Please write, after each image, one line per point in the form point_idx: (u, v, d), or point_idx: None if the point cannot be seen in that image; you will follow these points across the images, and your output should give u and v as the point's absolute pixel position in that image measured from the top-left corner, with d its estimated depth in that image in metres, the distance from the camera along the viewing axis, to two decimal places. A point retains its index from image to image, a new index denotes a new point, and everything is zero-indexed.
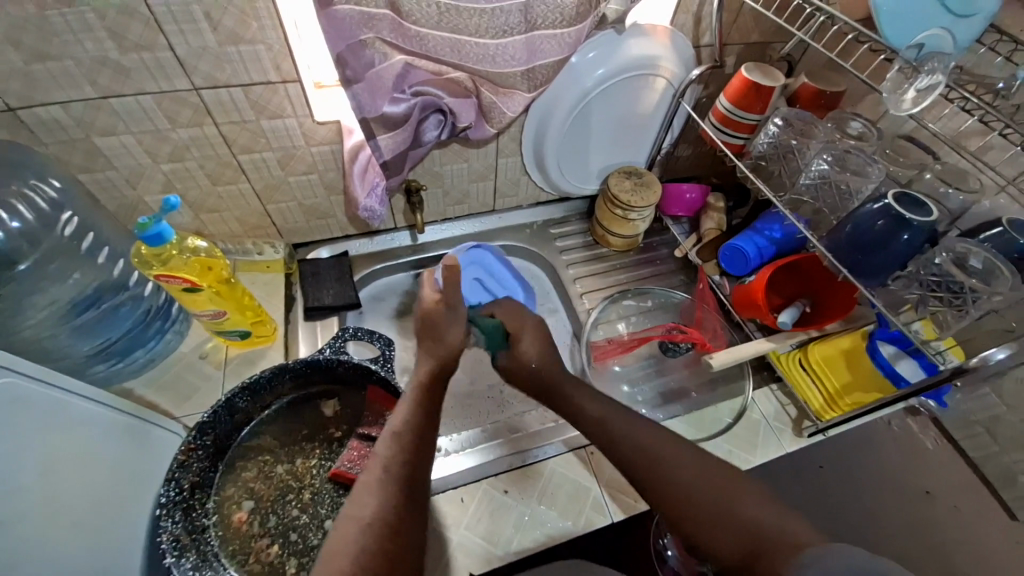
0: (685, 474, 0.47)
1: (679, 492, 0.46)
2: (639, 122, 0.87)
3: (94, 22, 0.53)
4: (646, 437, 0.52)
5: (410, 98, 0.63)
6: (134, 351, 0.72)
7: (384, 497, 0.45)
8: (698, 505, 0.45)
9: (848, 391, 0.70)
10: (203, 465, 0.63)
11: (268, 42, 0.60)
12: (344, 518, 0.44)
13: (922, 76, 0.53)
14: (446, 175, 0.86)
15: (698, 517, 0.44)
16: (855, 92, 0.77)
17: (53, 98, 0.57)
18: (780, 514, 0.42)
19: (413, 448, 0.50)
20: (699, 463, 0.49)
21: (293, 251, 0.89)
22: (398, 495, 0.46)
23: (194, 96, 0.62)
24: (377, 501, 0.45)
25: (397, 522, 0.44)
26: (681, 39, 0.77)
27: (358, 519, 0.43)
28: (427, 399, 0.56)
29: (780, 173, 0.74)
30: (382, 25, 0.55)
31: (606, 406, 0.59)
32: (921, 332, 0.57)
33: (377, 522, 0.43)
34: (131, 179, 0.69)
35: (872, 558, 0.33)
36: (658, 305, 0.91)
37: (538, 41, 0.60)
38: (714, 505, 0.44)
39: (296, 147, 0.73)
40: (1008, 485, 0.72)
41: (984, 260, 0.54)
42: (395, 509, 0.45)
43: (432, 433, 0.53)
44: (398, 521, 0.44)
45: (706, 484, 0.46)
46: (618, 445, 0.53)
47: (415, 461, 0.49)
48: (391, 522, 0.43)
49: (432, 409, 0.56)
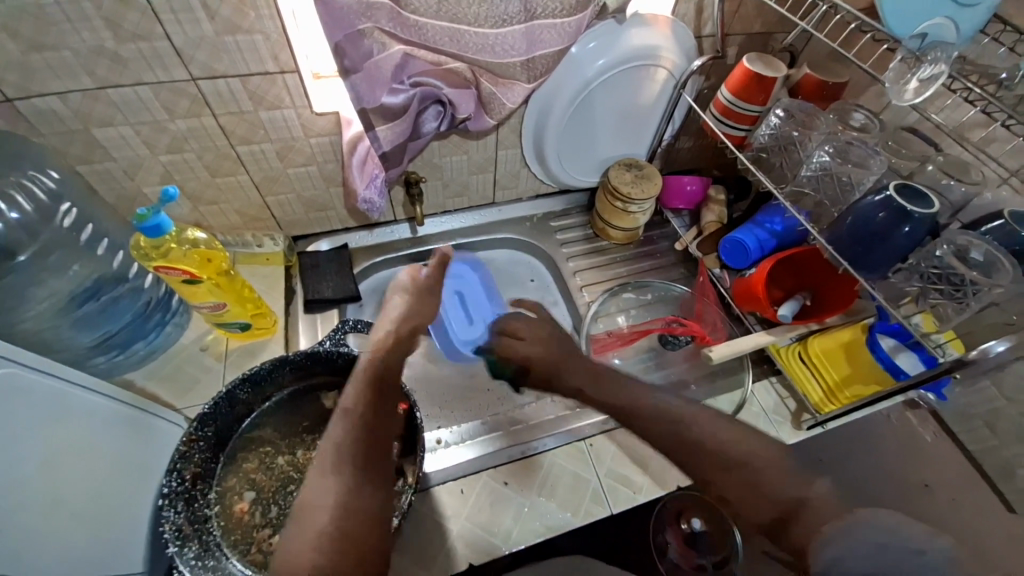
0: (706, 432, 0.46)
1: (699, 462, 0.45)
2: (639, 113, 0.86)
3: (91, 11, 0.52)
4: (651, 399, 0.51)
5: (409, 88, 0.62)
6: (135, 343, 0.73)
7: (341, 490, 0.43)
8: (728, 476, 0.44)
9: (848, 384, 0.70)
10: (205, 455, 0.63)
11: (265, 31, 0.59)
12: (301, 519, 0.42)
13: (925, 66, 0.52)
14: (445, 167, 0.85)
15: (732, 486, 0.43)
16: (858, 83, 0.77)
17: (50, 88, 0.57)
18: (806, 476, 0.41)
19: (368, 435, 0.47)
20: (718, 431, 0.46)
21: (293, 244, 0.89)
22: (351, 481, 0.44)
23: (192, 87, 0.62)
24: (333, 495, 0.43)
25: (355, 517, 0.42)
26: (682, 28, 0.76)
27: (318, 513, 0.42)
28: (383, 373, 0.54)
29: (782, 165, 0.74)
30: (380, 14, 0.55)
31: (606, 371, 0.57)
32: (921, 325, 0.57)
33: (336, 518, 0.42)
34: (130, 171, 0.69)
35: (897, 530, 0.35)
36: (658, 299, 0.91)
37: (538, 30, 0.59)
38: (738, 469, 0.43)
39: (295, 139, 0.72)
40: (1006, 478, 0.71)
41: (985, 253, 0.54)
42: (349, 496, 0.43)
43: (384, 413, 0.50)
44: (357, 512, 0.43)
45: (727, 439, 0.46)
46: (636, 414, 0.51)
47: (366, 448, 0.47)
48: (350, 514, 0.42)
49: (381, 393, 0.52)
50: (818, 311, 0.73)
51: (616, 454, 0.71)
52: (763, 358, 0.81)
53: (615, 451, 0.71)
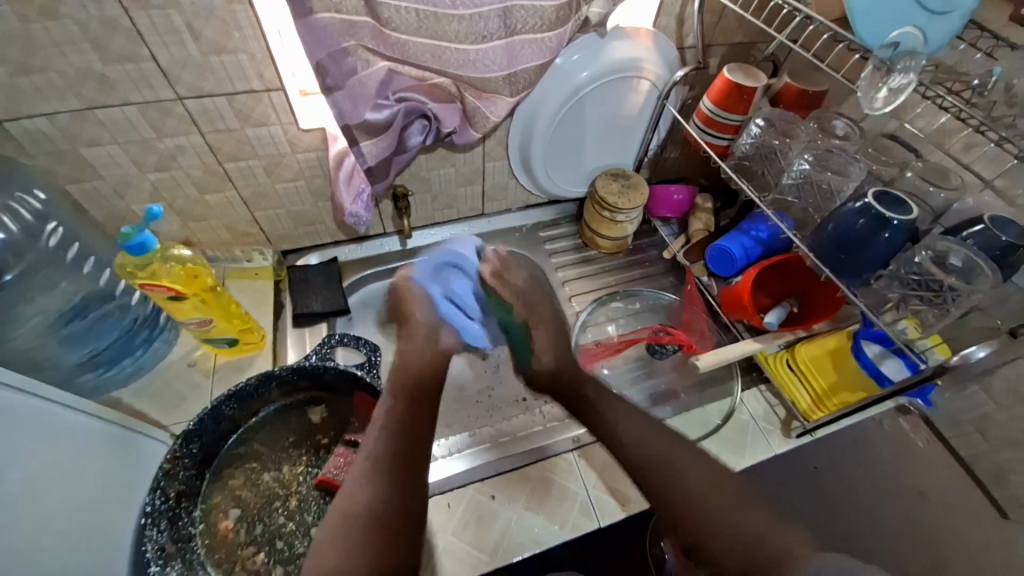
0: (689, 477, 0.50)
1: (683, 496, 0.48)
2: (624, 124, 0.87)
3: (77, 34, 0.53)
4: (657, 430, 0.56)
5: (393, 104, 0.64)
6: (122, 359, 0.73)
7: (374, 488, 0.52)
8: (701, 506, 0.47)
9: (835, 392, 0.70)
10: (190, 473, 0.63)
11: (249, 52, 0.60)
12: (340, 506, 0.51)
13: (895, 76, 0.53)
14: (434, 180, 0.86)
15: (697, 520, 0.46)
16: (839, 92, 0.78)
17: (38, 110, 0.58)
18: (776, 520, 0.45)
19: (402, 449, 0.56)
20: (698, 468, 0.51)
21: (283, 258, 0.89)
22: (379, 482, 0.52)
23: (179, 106, 0.63)
24: (368, 489, 0.52)
25: (383, 511, 0.50)
26: (664, 41, 0.77)
27: (351, 508, 0.50)
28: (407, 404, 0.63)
29: (764, 173, 0.74)
30: (363, 32, 0.56)
31: (614, 402, 0.61)
32: (906, 331, 0.56)
33: (367, 512, 0.49)
34: (119, 190, 0.70)
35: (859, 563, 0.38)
36: (647, 307, 0.91)
37: (518, 46, 0.60)
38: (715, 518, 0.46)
39: (282, 155, 0.73)
40: (998, 484, 0.70)
41: (964, 258, 0.54)
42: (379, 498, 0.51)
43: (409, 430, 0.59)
44: (383, 511, 0.50)
45: (703, 489, 0.49)
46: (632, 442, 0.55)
47: (402, 457, 0.55)
48: (376, 510, 0.50)
49: (420, 419, 0.61)
50: (805, 318, 0.73)
51: (605, 468, 0.70)
52: (753, 365, 0.81)
53: (603, 462, 0.71)
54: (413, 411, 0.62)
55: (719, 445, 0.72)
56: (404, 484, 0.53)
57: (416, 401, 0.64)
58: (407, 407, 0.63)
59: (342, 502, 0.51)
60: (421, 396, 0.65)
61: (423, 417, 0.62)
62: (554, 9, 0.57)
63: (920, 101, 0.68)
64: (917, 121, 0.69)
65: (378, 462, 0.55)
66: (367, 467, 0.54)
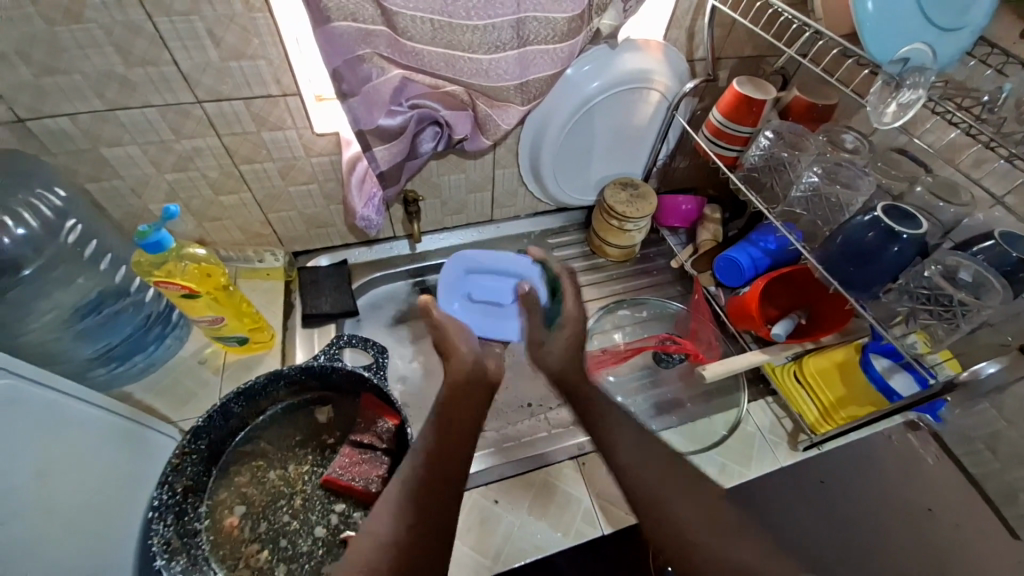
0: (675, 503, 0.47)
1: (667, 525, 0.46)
2: (634, 134, 0.88)
3: (103, 38, 0.55)
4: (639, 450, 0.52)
5: (407, 110, 0.65)
6: (134, 355, 0.74)
7: (403, 516, 0.42)
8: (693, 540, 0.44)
9: (844, 405, 0.69)
10: (197, 469, 0.64)
11: (268, 57, 0.62)
12: (364, 537, 0.42)
13: (905, 90, 0.53)
14: (444, 186, 0.87)
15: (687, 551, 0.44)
16: (849, 106, 0.78)
17: (62, 110, 0.60)
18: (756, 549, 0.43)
19: (442, 468, 0.47)
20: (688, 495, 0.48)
21: (294, 259, 0.91)
22: (413, 513, 0.43)
23: (198, 109, 0.64)
24: (397, 521, 0.42)
25: (416, 543, 0.41)
26: (674, 53, 0.78)
27: (375, 537, 0.41)
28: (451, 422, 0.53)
29: (773, 185, 0.75)
30: (379, 41, 0.57)
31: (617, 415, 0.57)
32: (915, 345, 0.56)
33: (395, 543, 0.40)
34: (136, 189, 0.71)
35: None
36: (654, 316, 0.91)
37: (530, 55, 0.61)
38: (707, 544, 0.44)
39: (297, 158, 0.74)
40: (1009, 503, 0.68)
41: (974, 274, 0.53)
42: (411, 528, 0.42)
43: (456, 450, 0.50)
44: (416, 544, 0.41)
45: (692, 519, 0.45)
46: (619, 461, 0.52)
47: (441, 481, 0.46)
48: (406, 541, 0.41)
49: (462, 432, 0.53)
50: (812, 330, 0.73)
51: (608, 475, 0.70)
52: (759, 376, 0.81)
53: (607, 469, 0.71)
54: (448, 428, 0.52)
55: (724, 456, 0.72)
56: (442, 510, 0.44)
57: (457, 411, 0.56)
58: (440, 425, 0.53)
59: (368, 530, 0.42)
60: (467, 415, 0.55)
61: (467, 430, 0.53)
62: (566, 20, 0.58)
63: (929, 116, 0.69)
64: (927, 136, 0.70)
65: (415, 486, 0.45)
66: (397, 490, 0.45)
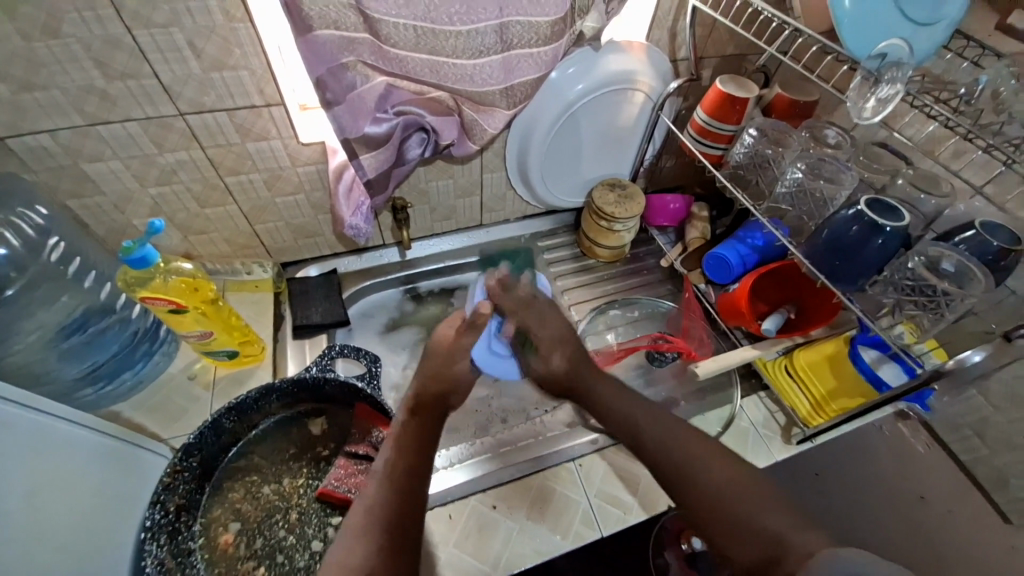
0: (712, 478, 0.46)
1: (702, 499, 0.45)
2: (620, 135, 0.89)
3: (80, 52, 0.54)
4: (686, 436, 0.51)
5: (392, 117, 0.65)
6: (122, 373, 0.73)
7: (371, 541, 0.42)
8: (721, 501, 0.44)
9: (834, 397, 0.70)
10: (189, 487, 0.63)
11: (251, 68, 0.61)
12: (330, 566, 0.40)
13: (883, 86, 0.54)
14: (432, 192, 0.87)
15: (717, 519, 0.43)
16: (829, 102, 0.80)
17: (41, 126, 0.59)
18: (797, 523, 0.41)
19: (406, 483, 0.47)
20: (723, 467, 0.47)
21: (283, 270, 0.90)
22: (380, 537, 0.42)
23: (180, 121, 0.64)
24: (362, 545, 0.41)
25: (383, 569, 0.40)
26: (657, 54, 0.78)
27: (340, 569, 0.40)
28: (412, 440, 0.52)
29: (758, 182, 0.75)
30: (362, 48, 0.57)
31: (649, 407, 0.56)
32: (903, 336, 0.58)
33: (361, 570, 0.39)
34: (120, 204, 0.70)
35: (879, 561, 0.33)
36: (646, 315, 0.92)
37: (514, 60, 0.62)
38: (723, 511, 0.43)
39: (282, 168, 0.74)
40: (999, 488, 0.72)
41: (956, 264, 0.54)
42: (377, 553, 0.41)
43: (417, 467, 0.49)
44: (387, 571, 0.40)
45: (726, 488, 0.44)
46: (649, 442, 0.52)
47: (403, 497, 0.46)
48: (370, 566, 0.40)
49: (425, 440, 0.53)
50: (803, 324, 0.73)
51: (606, 475, 0.70)
52: (751, 372, 0.81)
53: (605, 470, 0.70)
54: (409, 443, 0.52)
55: None
56: (406, 527, 0.44)
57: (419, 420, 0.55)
58: (401, 441, 0.52)
59: (334, 557, 0.41)
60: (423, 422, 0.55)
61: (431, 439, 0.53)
62: (549, 24, 0.59)
63: (907, 110, 0.70)
64: (907, 129, 0.71)
65: (374, 504, 0.45)
66: (361, 516, 0.44)
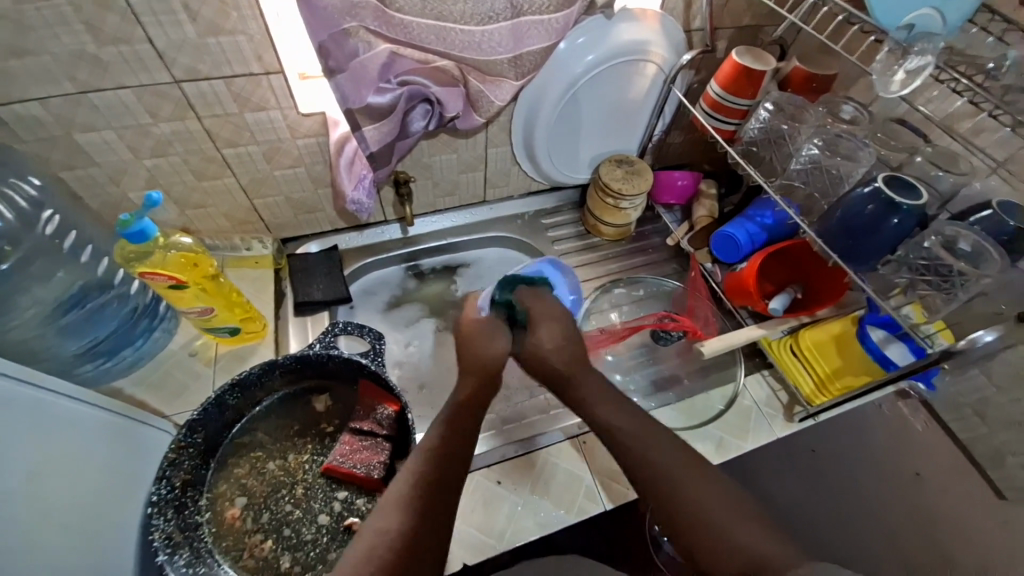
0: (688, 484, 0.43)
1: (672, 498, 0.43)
2: (630, 109, 0.86)
3: (71, 15, 0.51)
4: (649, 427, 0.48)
5: (395, 87, 0.61)
6: (121, 350, 0.72)
7: (412, 519, 0.41)
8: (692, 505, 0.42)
9: (839, 376, 0.71)
10: (195, 462, 0.63)
11: (248, 32, 0.58)
12: (368, 532, 0.41)
13: (912, 57, 0.52)
14: (436, 166, 0.85)
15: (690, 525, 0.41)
16: (847, 75, 0.78)
17: (31, 94, 0.56)
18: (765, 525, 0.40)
19: (452, 462, 0.46)
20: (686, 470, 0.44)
21: (283, 246, 0.88)
22: (422, 512, 0.42)
23: (175, 90, 0.61)
24: (403, 518, 0.41)
25: (420, 546, 0.40)
26: (671, 23, 0.75)
27: (382, 537, 0.40)
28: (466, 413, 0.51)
29: (771, 158, 0.74)
30: (365, 13, 0.54)
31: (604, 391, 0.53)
32: (911, 316, 0.57)
33: (400, 542, 0.40)
34: (115, 177, 0.68)
35: None
36: (651, 295, 0.91)
37: (524, 27, 0.59)
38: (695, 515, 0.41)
39: (281, 140, 0.71)
40: (995, 465, 0.74)
41: (973, 244, 0.54)
42: (418, 527, 0.41)
43: (467, 447, 0.47)
44: (420, 549, 0.40)
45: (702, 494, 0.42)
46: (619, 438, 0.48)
47: (451, 482, 0.45)
48: (411, 542, 0.40)
49: (475, 420, 0.50)
50: (809, 304, 0.73)
51: (610, 451, 0.71)
52: (756, 351, 0.81)
53: (609, 448, 0.71)
54: (465, 418, 0.50)
55: (722, 429, 0.72)
56: (455, 492, 0.44)
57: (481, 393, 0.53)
58: (457, 414, 0.50)
59: (374, 528, 0.41)
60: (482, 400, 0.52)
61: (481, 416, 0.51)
62: None
63: (932, 84, 0.67)
64: (929, 105, 0.69)
65: (429, 462, 0.45)
66: (405, 489, 0.43)
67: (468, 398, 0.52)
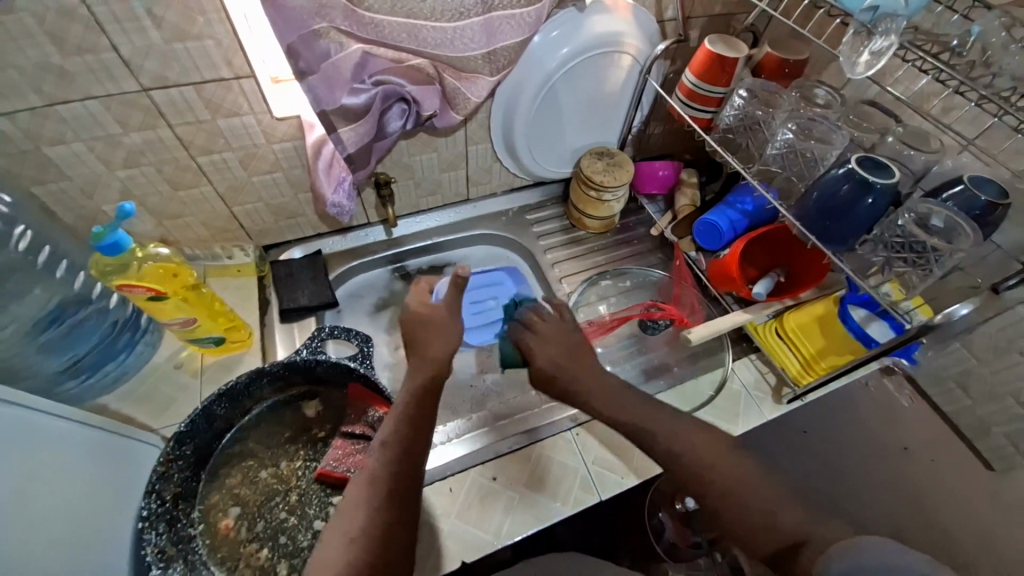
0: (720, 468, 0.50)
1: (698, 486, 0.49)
2: (608, 101, 0.86)
3: (33, 26, 0.50)
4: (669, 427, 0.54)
5: (370, 88, 0.61)
6: (104, 365, 0.71)
7: (375, 511, 0.47)
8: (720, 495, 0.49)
9: (823, 355, 0.71)
10: (185, 474, 0.62)
11: (216, 37, 0.57)
12: (338, 527, 0.47)
13: (877, 38, 0.53)
14: (417, 166, 0.84)
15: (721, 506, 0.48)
16: (819, 60, 0.79)
17: None
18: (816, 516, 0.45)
19: (408, 454, 0.51)
20: (720, 466, 0.50)
21: (266, 253, 0.88)
22: (381, 506, 0.48)
23: (144, 98, 0.60)
24: (365, 514, 0.47)
25: (383, 533, 0.46)
26: (643, 14, 0.76)
27: (346, 534, 0.46)
28: (413, 409, 0.54)
29: (748, 144, 0.75)
30: (334, 13, 0.54)
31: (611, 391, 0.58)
32: (890, 293, 0.59)
33: (365, 535, 0.46)
34: (87, 189, 0.66)
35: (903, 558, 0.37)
36: (637, 285, 0.92)
37: (495, 22, 0.59)
38: (730, 499, 0.48)
39: (258, 146, 0.71)
40: (981, 436, 0.76)
41: (946, 219, 0.55)
42: (380, 520, 0.47)
43: (420, 439, 0.52)
44: (384, 536, 0.46)
45: (730, 478, 0.49)
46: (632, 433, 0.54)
47: (406, 472, 0.50)
48: (373, 534, 0.46)
49: (427, 413, 0.54)
50: (792, 287, 0.75)
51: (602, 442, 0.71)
52: (742, 336, 0.82)
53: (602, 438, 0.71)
54: (415, 412, 0.54)
55: (712, 414, 0.73)
56: (412, 482, 0.50)
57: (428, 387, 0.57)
58: (406, 409, 0.54)
59: (341, 526, 0.47)
60: (428, 393, 0.56)
61: (434, 408, 0.55)
62: None
63: (899, 65, 0.69)
64: (897, 86, 0.70)
65: (382, 461, 0.50)
66: (367, 486, 0.49)
67: (421, 394, 0.56)
